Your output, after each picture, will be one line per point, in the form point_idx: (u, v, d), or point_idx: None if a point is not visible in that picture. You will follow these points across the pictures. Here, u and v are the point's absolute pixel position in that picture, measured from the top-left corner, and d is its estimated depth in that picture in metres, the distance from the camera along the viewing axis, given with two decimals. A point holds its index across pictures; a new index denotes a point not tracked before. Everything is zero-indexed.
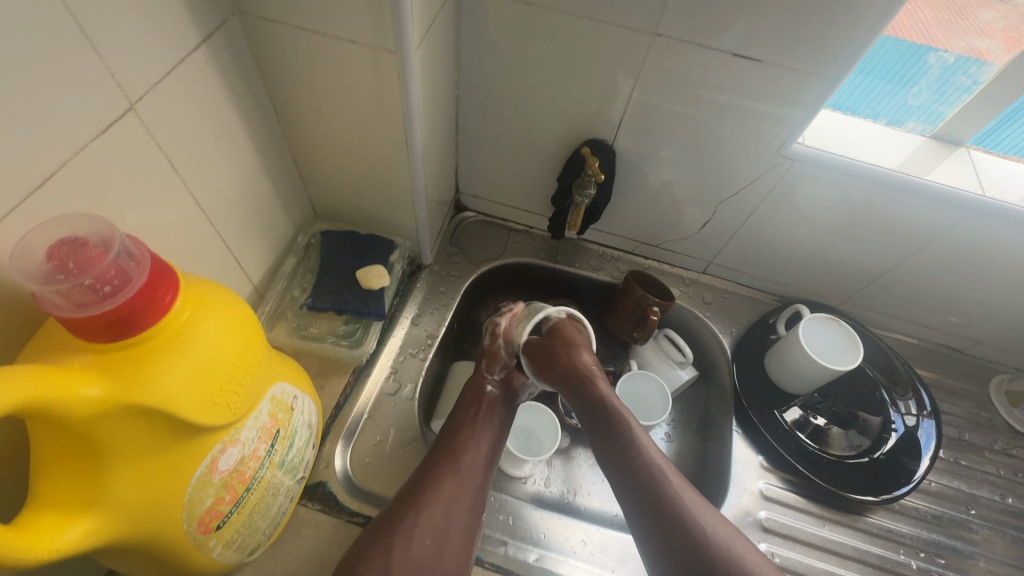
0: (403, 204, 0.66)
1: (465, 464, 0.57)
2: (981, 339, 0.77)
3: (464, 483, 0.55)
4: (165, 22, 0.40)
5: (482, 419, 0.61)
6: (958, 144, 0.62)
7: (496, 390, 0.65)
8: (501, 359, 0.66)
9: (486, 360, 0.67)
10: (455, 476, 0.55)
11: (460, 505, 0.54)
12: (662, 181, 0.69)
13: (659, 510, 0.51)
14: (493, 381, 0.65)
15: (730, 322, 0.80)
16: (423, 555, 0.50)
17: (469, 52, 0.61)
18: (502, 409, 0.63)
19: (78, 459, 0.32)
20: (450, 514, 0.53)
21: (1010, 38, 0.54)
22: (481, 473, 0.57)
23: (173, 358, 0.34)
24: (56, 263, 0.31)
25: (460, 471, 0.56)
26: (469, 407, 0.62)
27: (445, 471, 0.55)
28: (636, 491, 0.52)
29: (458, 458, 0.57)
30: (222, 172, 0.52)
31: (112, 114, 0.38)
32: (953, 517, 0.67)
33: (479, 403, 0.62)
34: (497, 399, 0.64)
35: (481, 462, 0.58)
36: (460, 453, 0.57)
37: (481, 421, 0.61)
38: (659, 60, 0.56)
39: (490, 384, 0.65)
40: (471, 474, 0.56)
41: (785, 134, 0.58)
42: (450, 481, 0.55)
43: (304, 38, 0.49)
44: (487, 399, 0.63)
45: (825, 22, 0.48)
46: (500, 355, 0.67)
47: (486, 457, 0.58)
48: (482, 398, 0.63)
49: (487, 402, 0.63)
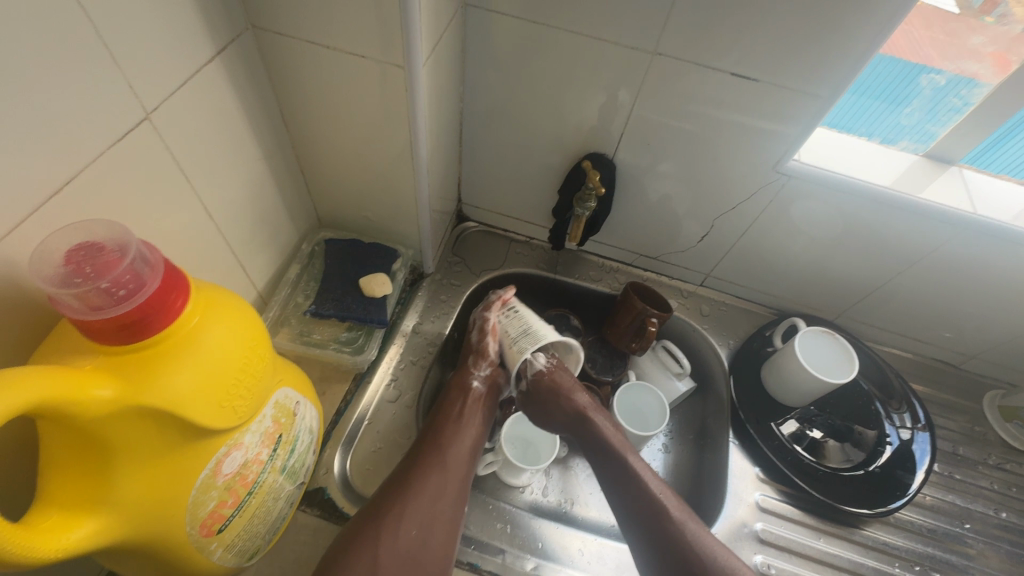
0: (406, 214, 0.67)
1: (450, 459, 0.57)
2: (975, 354, 0.78)
3: (449, 476, 0.56)
4: (182, 34, 0.42)
5: (468, 413, 0.61)
6: (949, 163, 0.64)
7: (482, 386, 0.64)
8: (488, 356, 0.66)
9: (473, 356, 0.66)
10: (440, 469, 0.56)
11: (445, 497, 0.54)
12: (661, 196, 0.71)
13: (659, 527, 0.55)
14: (479, 377, 0.65)
15: (728, 335, 0.81)
16: (409, 547, 0.51)
17: (474, 67, 0.63)
18: (485, 406, 0.63)
19: (86, 459, 0.33)
20: (435, 506, 0.53)
21: (1002, 60, 0.55)
22: (466, 468, 0.58)
23: (185, 361, 0.35)
24: (74, 267, 0.32)
25: (445, 465, 0.56)
26: (454, 402, 0.62)
27: (430, 465, 0.56)
28: (630, 507, 0.57)
29: (444, 453, 0.57)
30: (231, 181, 0.53)
31: (129, 122, 0.39)
32: (948, 531, 0.68)
33: (465, 398, 0.62)
34: (483, 396, 0.64)
35: (465, 457, 0.58)
36: (445, 447, 0.58)
37: (466, 417, 0.61)
38: (660, 77, 0.57)
39: (476, 380, 0.64)
40: (455, 468, 0.57)
41: (782, 151, 0.60)
42: (435, 474, 0.55)
43: (313, 51, 0.50)
44: (472, 395, 0.63)
45: (818, 44, 0.50)
46: (488, 353, 0.66)
47: (470, 451, 0.59)
48: (469, 393, 0.63)
49: (473, 399, 0.63)
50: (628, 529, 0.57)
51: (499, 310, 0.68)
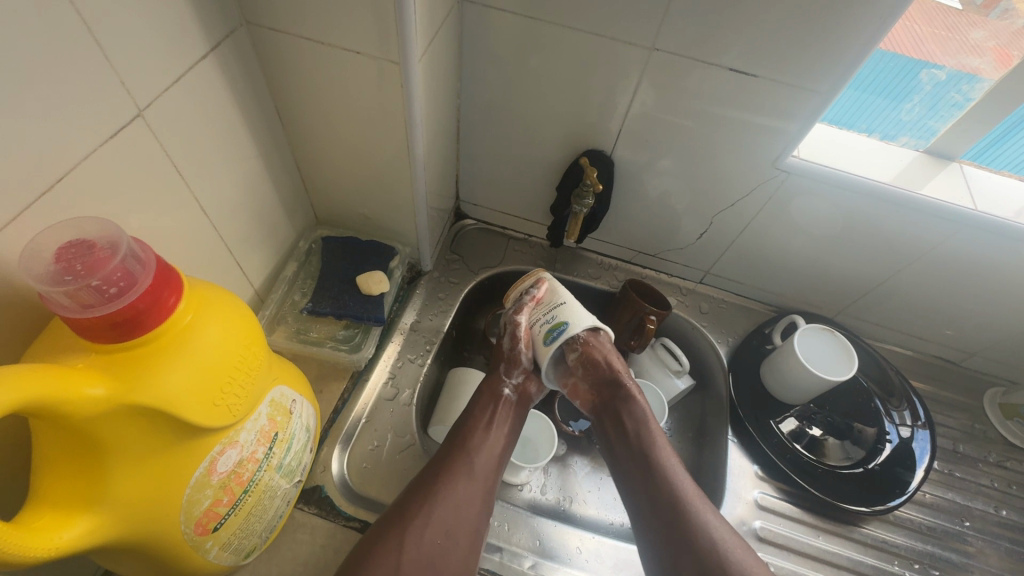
0: (404, 211, 0.67)
1: (478, 466, 0.57)
2: (975, 351, 0.77)
3: (476, 483, 0.56)
4: (175, 31, 0.41)
5: (499, 421, 0.61)
6: (951, 159, 0.63)
7: (513, 394, 0.64)
8: (520, 364, 0.65)
9: (505, 364, 0.66)
10: (468, 476, 0.56)
11: (470, 506, 0.54)
12: (660, 192, 0.70)
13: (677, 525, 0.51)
14: (510, 385, 0.64)
15: (727, 332, 0.80)
16: (431, 554, 0.50)
17: (471, 63, 0.63)
18: (516, 413, 0.63)
19: (79, 458, 0.33)
20: (461, 513, 0.53)
21: (1003, 54, 0.55)
22: (492, 476, 0.57)
23: (179, 359, 0.34)
24: (64, 265, 0.31)
25: (472, 472, 0.56)
26: (485, 409, 0.61)
27: (458, 470, 0.56)
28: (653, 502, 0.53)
29: (472, 458, 0.57)
30: (226, 177, 0.52)
31: (121, 120, 0.39)
32: (948, 529, 0.67)
33: (496, 405, 0.62)
34: (513, 403, 0.63)
35: (493, 467, 0.58)
36: (473, 455, 0.57)
37: (496, 424, 0.60)
38: (657, 73, 0.57)
39: (507, 387, 0.64)
40: (482, 476, 0.56)
41: (781, 147, 0.59)
42: (463, 482, 0.55)
43: (308, 47, 0.50)
44: (504, 402, 0.63)
45: (816, 39, 0.50)
46: (521, 360, 0.65)
47: (498, 460, 0.59)
48: (499, 400, 0.62)
49: (504, 406, 0.62)
50: (641, 527, 0.53)
51: (529, 310, 0.68)
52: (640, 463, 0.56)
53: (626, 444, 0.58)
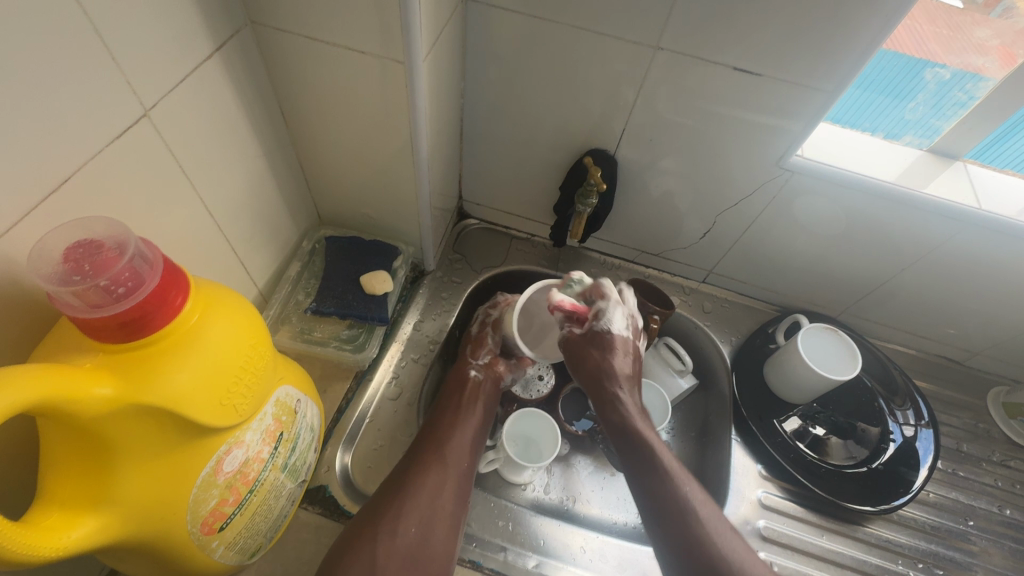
0: (407, 211, 0.67)
1: (449, 455, 0.58)
2: (978, 350, 0.77)
3: (448, 471, 0.56)
4: (180, 32, 0.41)
5: (465, 408, 0.64)
6: (955, 158, 0.63)
7: (479, 374, 0.68)
8: (485, 346, 0.71)
9: (472, 346, 0.72)
10: (439, 465, 0.56)
11: (446, 493, 0.55)
12: (663, 192, 0.70)
13: (680, 519, 0.51)
14: (476, 366, 0.69)
15: (730, 332, 0.80)
16: (408, 544, 0.50)
17: (474, 62, 0.63)
18: (484, 395, 0.67)
19: (87, 456, 0.33)
20: (435, 502, 0.54)
21: (1007, 53, 0.55)
22: (465, 461, 0.59)
23: (185, 359, 0.34)
24: (72, 265, 0.31)
25: (444, 461, 0.57)
26: (453, 394, 0.65)
27: (430, 461, 0.56)
28: (658, 511, 0.52)
29: (442, 449, 0.58)
30: (230, 177, 0.52)
31: (126, 121, 0.39)
32: (951, 528, 0.67)
33: (463, 389, 0.66)
34: (481, 383, 0.67)
35: (464, 451, 0.59)
36: (444, 443, 0.59)
37: (464, 409, 0.63)
38: (662, 72, 0.57)
39: (473, 368, 0.69)
40: (454, 463, 0.57)
41: (785, 146, 0.59)
42: (434, 470, 0.56)
43: (312, 47, 0.50)
44: (470, 385, 0.67)
45: (820, 39, 0.50)
46: (485, 343, 0.72)
47: (469, 446, 0.60)
48: (466, 384, 0.66)
49: (470, 389, 0.66)
50: (651, 524, 0.52)
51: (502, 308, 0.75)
52: (646, 469, 0.54)
53: (630, 450, 0.56)
